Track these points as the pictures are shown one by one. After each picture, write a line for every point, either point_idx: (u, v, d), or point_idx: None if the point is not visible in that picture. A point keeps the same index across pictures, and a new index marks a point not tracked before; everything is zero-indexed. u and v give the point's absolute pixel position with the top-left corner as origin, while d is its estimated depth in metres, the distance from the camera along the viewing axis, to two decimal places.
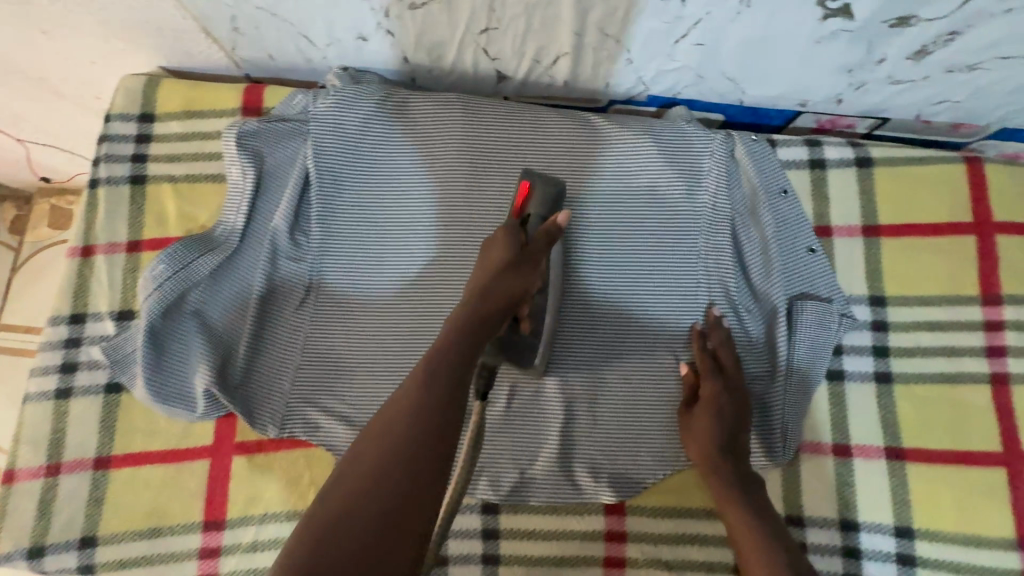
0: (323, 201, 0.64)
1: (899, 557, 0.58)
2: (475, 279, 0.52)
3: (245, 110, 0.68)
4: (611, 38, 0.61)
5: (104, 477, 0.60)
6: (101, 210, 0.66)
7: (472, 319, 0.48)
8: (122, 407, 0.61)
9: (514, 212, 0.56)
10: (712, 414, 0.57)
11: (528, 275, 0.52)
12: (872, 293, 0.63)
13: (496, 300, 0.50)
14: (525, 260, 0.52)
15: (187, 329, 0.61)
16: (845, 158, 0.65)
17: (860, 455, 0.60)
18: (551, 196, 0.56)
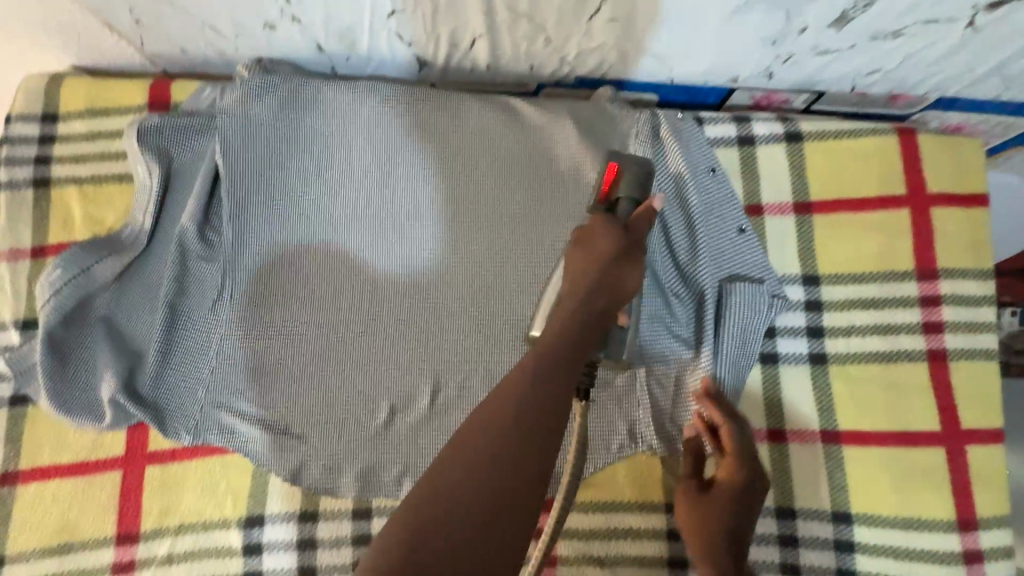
0: (234, 198, 0.62)
1: (837, 544, 0.56)
2: (585, 258, 0.47)
3: (152, 106, 0.65)
4: (523, 16, 0.59)
5: (11, 493, 0.58)
6: (3, 216, 0.63)
7: (583, 309, 0.44)
8: (26, 421, 0.59)
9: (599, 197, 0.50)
10: (732, 500, 0.53)
11: (634, 262, 0.47)
12: (805, 273, 0.61)
13: (607, 290, 0.45)
14: (635, 241, 0.47)
15: (92, 335, 0.59)
16: (774, 134, 0.63)
17: (795, 440, 0.58)
18: (641, 177, 0.50)
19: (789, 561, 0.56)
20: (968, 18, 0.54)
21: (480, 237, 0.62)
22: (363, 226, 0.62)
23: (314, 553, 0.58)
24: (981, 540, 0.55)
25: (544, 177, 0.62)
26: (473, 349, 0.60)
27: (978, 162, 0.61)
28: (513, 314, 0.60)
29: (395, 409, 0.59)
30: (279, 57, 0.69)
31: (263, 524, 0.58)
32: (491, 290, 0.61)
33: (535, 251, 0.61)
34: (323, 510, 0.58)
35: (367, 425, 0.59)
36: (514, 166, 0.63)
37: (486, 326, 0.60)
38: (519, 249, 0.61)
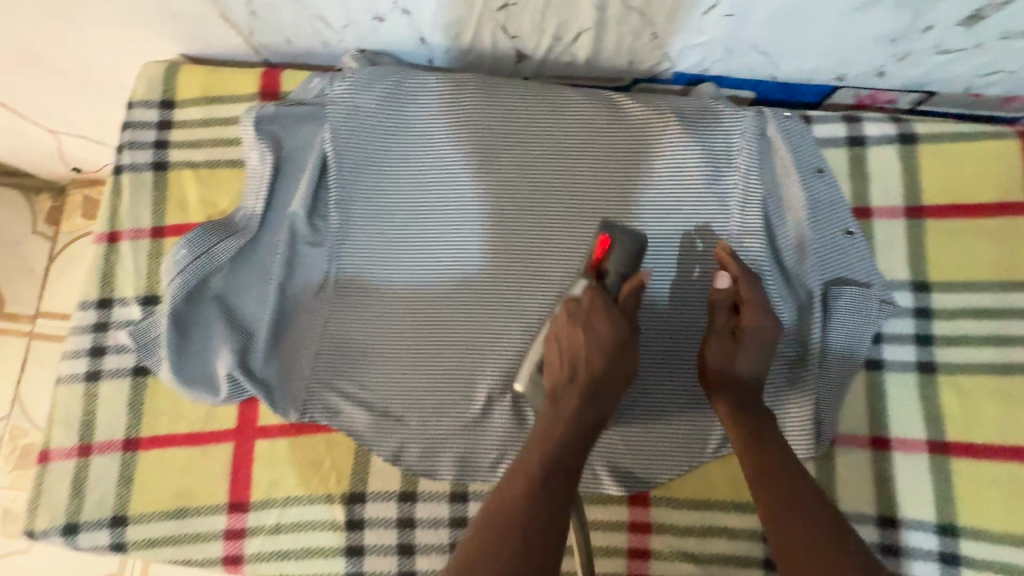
0: (341, 186, 0.64)
1: (941, 555, 0.55)
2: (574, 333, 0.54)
3: (264, 95, 0.68)
4: (636, 11, 0.58)
5: (133, 458, 0.61)
6: (125, 197, 0.66)
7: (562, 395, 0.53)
8: (148, 391, 0.62)
9: (592, 264, 0.56)
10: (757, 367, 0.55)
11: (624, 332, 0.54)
12: (914, 278, 0.59)
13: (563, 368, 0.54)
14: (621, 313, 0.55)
15: (209, 313, 0.61)
16: (887, 134, 0.61)
17: (899, 448, 0.57)
18: (632, 249, 0.55)
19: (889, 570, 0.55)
20: None
21: (579, 232, 0.62)
22: (464, 217, 0.63)
23: (413, 531, 0.60)
24: None
25: (644, 174, 0.63)
26: None
27: None
28: None
29: (493, 398, 0.60)
30: (380, 48, 0.70)
31: (365, 501, 0.60)
32: None
33: None
34: (421, 490, 0.60)
35: (465, 411, 0.60)
36: (615, 162, 0.63)
37: None
38: None
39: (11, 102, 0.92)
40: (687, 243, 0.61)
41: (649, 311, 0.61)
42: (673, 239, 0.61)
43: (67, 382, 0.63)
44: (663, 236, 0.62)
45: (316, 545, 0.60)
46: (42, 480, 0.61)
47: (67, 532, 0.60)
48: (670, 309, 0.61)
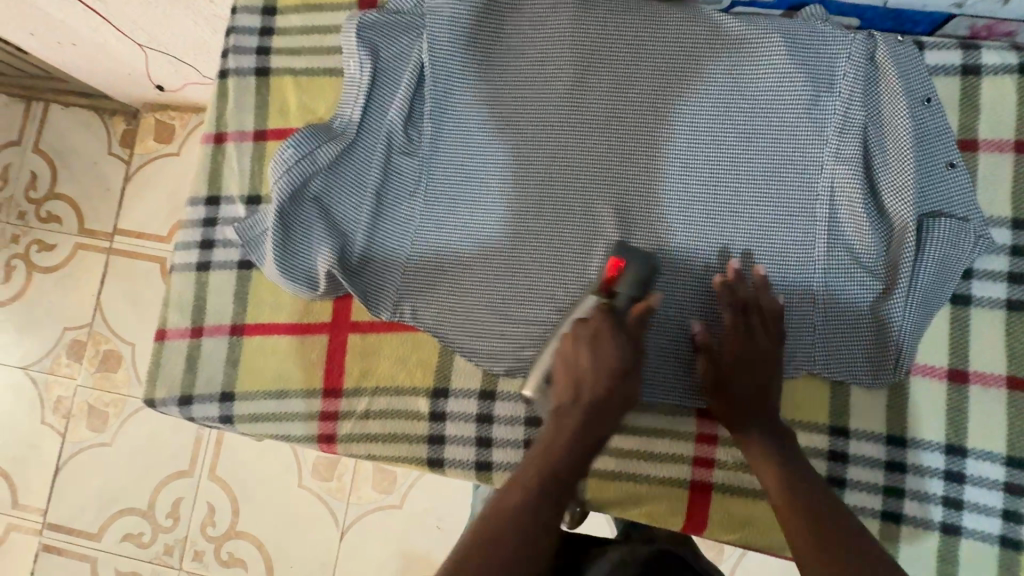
0: (436, 97, 0.65)
1: (1007, 486, 0.56)
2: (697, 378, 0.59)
3: (361, 5, 0.69)
4: None
5: (239, 342, 0.67)
6: (230, 100, 0.70)
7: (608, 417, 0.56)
8: (253, 283, 0.68)
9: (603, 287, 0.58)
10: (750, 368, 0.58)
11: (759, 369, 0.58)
12: (1015, 216, 0.58)
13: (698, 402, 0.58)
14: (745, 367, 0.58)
15: (309, 214, 0.65)
16: (1006, 63, 0.59)
17: (976, 382, 0.57)
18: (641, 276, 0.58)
19: (952, 496, 0.57)
20: None
21: (668, 153, 0.63)
22: (553, 132, 0.64)
23: (491, 426, 0.64)
24: None
25: (740, 97, 0.62)
26: (655, 260, 0.62)
27: None
28: (696, 231, 0.62)
29: None
30: None
31: (447, 397, 0.65)
32: (677, 205, 0.62)
33: (725, 171, 0.62)
34: (500, 390, 0.65)
35: (546, 321, 0.63)
36: (711, 84, 0.62)
37: (669, 239, 0.62)
38: (706, 169, 0.62)
39: (104, 13, 0.95)
40: (778, 170, 0.61)
41: (734, 235, 0.61)
42: (765, 165, 0.61)
43: (180, 271, 0.68)
44: (754, 162, 0.61)
45: (401, 432, 0.65)
46: (159, 356, 0.67)
47: (182, 403, 0.67)
48: (756, 234, 0.61)
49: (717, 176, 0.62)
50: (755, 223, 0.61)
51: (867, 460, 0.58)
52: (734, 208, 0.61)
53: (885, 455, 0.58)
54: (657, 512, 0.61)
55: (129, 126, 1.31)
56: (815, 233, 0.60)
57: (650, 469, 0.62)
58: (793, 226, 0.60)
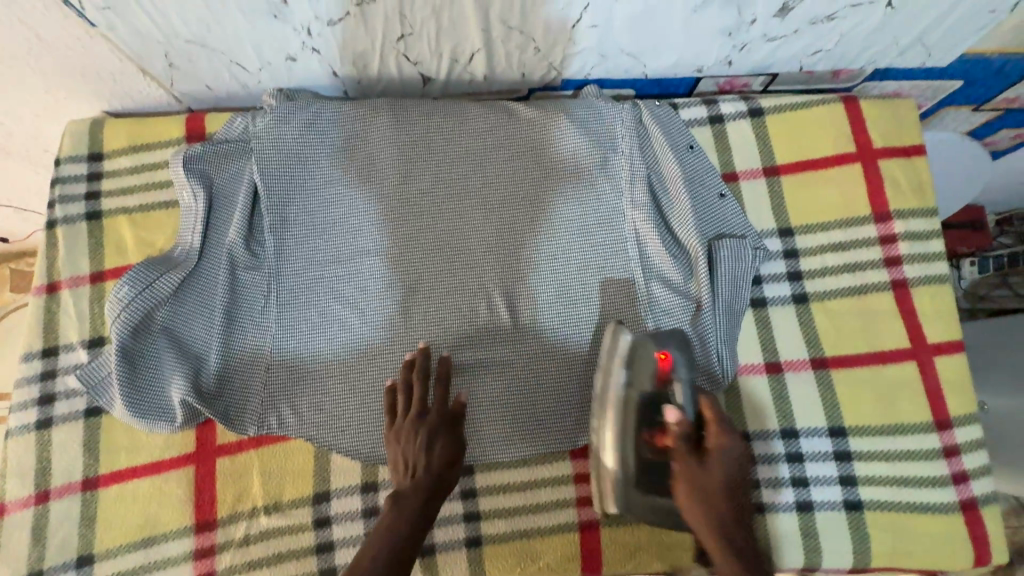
0: (274, 212, 0.69)
1: (837, 455, 0.64)
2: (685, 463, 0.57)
3: (189, 138, 0.73)
4: (515, 29, 0.68)
5: (94, 497, 0.63)
6: (61, 247, 0.69)
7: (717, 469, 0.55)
8: (103, 429, 0.64)
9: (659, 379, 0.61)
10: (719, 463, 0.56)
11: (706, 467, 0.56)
12: (780, 226, 0.70)
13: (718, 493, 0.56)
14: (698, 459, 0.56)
15: (157, 346, 0.64)
16: (739, 110, 0.73)
17: (789, 370, 0.66)
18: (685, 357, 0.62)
19: (797, 474, 0.64)
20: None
21: (495, 225, 0.70)
22: (391, 224, 0.70)
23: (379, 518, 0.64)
24: (957, 437, 0.64)
25: (546, 168, 0.71)
26: (504, 320, 0.68)
27: (913, 120, 0.72)
28: (534, 287, 0.68)
29: None
30: (297, 85, 0.77)
31: (330, 499, 0.64)
32: (514, 268, 0.69)
33: (547, 231, 0.69)
34: (382, 479, 0.65)
35: None
36: (521, 162, 0.71)
37: (512, 300, 0.68)
38: (531, 233, 0.70)
39: None
40: (590, 222, 0.69)
41: (567, 285, 0.68)
42: (580, 220, 0.70)
43: (17, 434, 0.64)
44: (570, 219, 0.70)
45: (286, 548, 0.62)
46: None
47: None
48: (584, 281, 0.68)
49: (542, 236, 0.69)
50: (582, 273, 0.68)
51: None
52: (563, 263, 0.69)
53: None
54: (554, 562, 0.63)
55: None
56: (633, 270, 0.68)
57: (540, 521, 0.64)
58: (612, 270, 0.68)
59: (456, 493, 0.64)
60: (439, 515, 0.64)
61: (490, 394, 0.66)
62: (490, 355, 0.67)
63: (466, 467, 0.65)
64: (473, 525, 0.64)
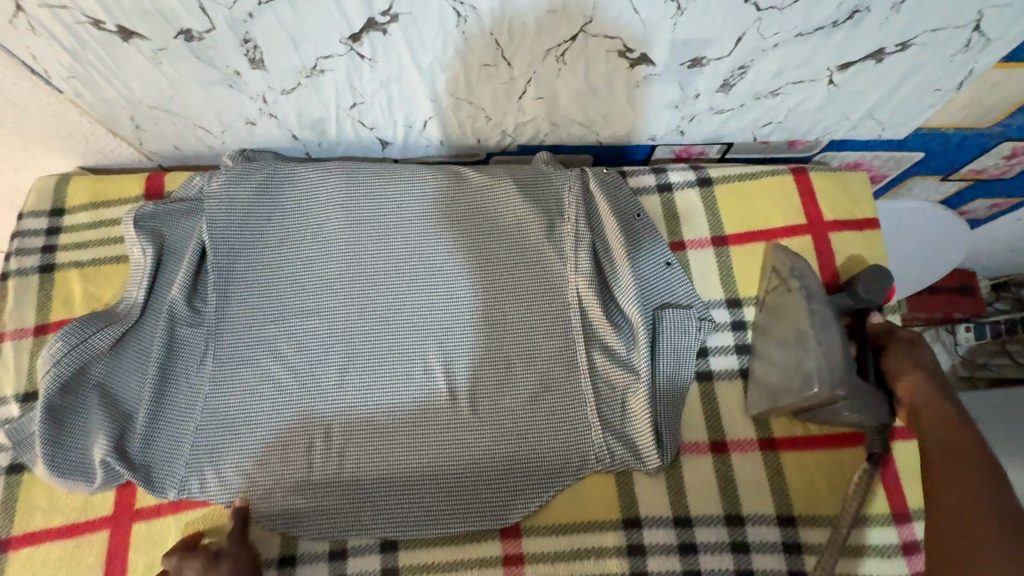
0: (219, 270, 0.70)
1: (786, 547, 0.59)
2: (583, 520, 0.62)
3: (148, 196, 0.75)
4: (463, 100, 0.70)
5: (3, 560, 0.60)
6: (10, 300, 0.70)
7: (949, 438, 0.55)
8: (23, 487, 0.63)
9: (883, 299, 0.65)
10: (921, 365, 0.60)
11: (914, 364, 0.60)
12: (728, 296, 0.69)
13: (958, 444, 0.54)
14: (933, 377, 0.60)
15: (85, 402, 0.64)
16: (688, 180, 0.73)
17: (735, 449, 0.63)
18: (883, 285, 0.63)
19: (742, 567, 0.59)
20: (827, 77, 0.66)
21: (437, 290, 0.70)
22: (333, 286, 0.70)
23: None
24: (917, 532, 0.59)
25: (491, 233, 0.71)
26: (439, 386, 0.66)
27: (865, 193, 0.72)
28: (472, 353, 0.67)
29: (369, 448, 0.64)
30: (259, 146, 0.80)
31: None
32: (453, 332, 0.68)
33: (489, 297, 0.69)
34: (301, 552, 0.62)
35: (343, 466, 0.64)
36: (467, 228, 0.71)
37: (450, 365, 0.67)
38: (471, 298, 0.69)
39: None
40: (533, 289, 0.69)
41: (506, 352, 0.67)
42: (524, 286, 0.69)
43: None
44: (513, 285, 0.69)
45: None
46: None
47: None
48: (524, 349, 0.67)
49: (483, 301, 0.69)
50: (521, 340, 0.67)
51: (661, 547, 0.60)
52: (502, 329, 0.68)
53: (676, 539, 0.60)
54: None
55: None
56: (574, 338, 0.66)
57: None
58: (553, 337, 0.67)
59: (377, 572, 0.61)
60: None
61: (420, 464, 0.64)
62: (421, 424, 0.65)
63: (389, 543, 0.62)
64: None
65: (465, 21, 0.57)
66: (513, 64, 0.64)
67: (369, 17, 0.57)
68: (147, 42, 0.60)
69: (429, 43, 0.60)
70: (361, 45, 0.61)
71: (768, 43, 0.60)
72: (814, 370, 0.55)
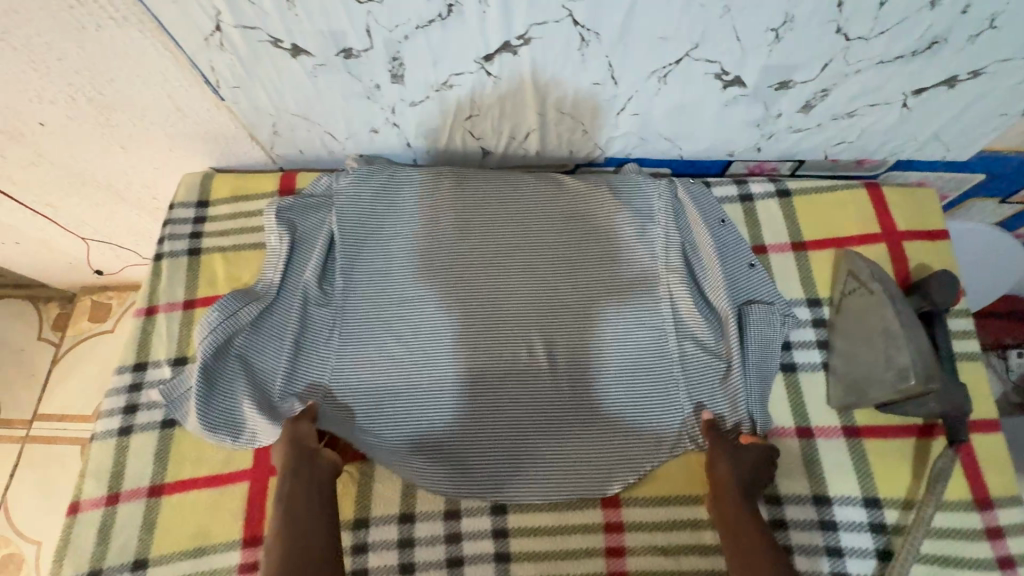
0: (346, 258, 0.78)
1: (872, 526, 0.64)
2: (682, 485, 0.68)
3: (281, 192, 0.85)
4: (567, 114, 0.79)
5: (157, 503, 0.68)
6: (163, 278, 0.80)
7: None
8: (175, 440, 0.71)
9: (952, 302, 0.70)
10: None
11: None
12: (809, 295, 0.75)
13: None
14: None
15: (231, 367, 0.72)
16: (768, 191, 0.80)
17: (820, 435, 0.68)
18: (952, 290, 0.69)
19: (831, 543, 0.64)
20: (901, 100, 0.73)
21: (539, 281, 0.77)
22: (446, 276, 0.78)
23: (413, 550, 0.66)
24: (1000, 518, 0.62)
25: (589, 233, 0.78)
26: (544, 368, 0.73)
27: (935, 207, 0.78)
28: (572, 337, 0.74)
29: (479, 418, 0.71)
30: (375, 152, 0.90)
31: (368, 526, 0.67)
32: (555, 319, 0.75)
33: (586, 289, 0.76)
34: (418, 511, 0.68)
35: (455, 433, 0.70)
36: (567, 228, 0.79)
37: (552, 349, 0.74)
38: (570, 290, 0.76)
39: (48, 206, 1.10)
40: (629, 284, 0.76)
41: (604, 340, 0.73)
42: (619, 280, 0.76)
43: (101, 438, 0.71)
44: (609, 279, 0.76)
45: None
46: (70, 532, 0.67)
47: None
48: (619, 337, 0.73)
49: (581, 293, 0.76)
50: (616, 328, 0.74)
51: None
52: (601, 321, 0.74)
53: (767, 515, 0.65)
54: None
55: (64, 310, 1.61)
56: (666, 329, 0.73)
57: (567, 567, 0.65)
58: (647, 326, 0.73)
59: (488, 532, 0.67)
60: (471, 553, 0.66)
61: (526, 434, 0.70)
62: (525, 399, 0.71)
63: (499, 506, 0.68)
64: (502, 565, 0.65)
65: (587, 45, 0.66)
66: (619, 84, 0.73)
67: (505, 40, 0.66)
68: (310, 58, 0.70)
69: (550, 63, 0.69)
70: (491, 63, 0.70)
71: (852, 68, 0.68)
72: (908, 364, 0.61)
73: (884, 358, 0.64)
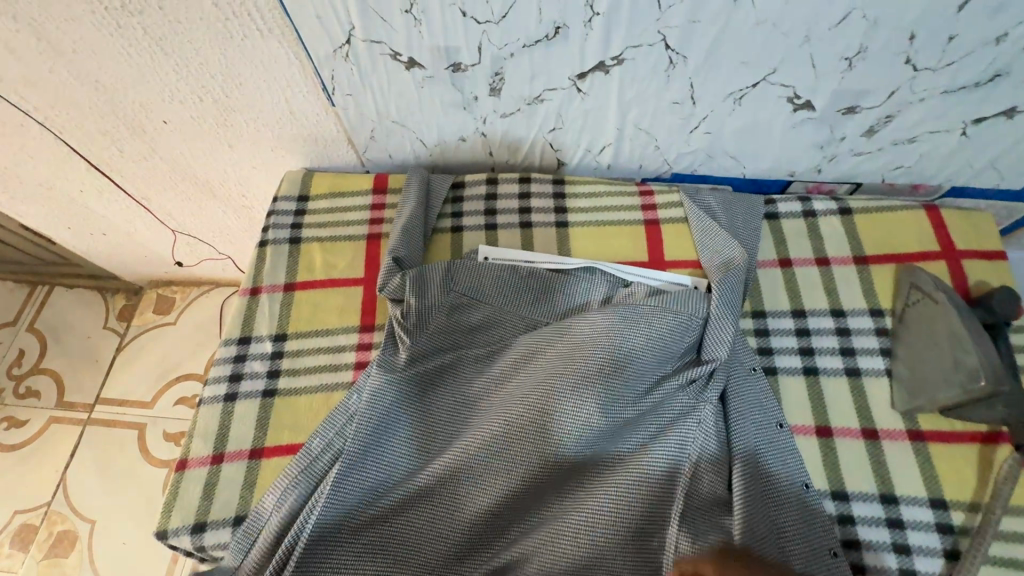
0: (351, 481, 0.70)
1: (939, 527, 0.66)
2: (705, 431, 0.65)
3: (375, 191, 0.93)
4: (643, 130, 0.86)
5: (257, 465, 0.73)
6: (268, 262, 0.87)
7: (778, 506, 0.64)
8: (274, 408, 0.77)
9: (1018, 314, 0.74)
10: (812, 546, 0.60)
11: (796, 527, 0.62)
12: (871, 307, 0.78)
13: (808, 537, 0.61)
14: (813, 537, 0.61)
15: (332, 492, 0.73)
16: (830, 209, 0.85)
17: (886, 437, 0.71)
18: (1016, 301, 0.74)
19: (900, 541, 0.66)
20: (961, 128, 0.78)
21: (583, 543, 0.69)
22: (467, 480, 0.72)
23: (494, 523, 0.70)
24: None
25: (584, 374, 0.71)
26: None
27: (993, 231, 0.82)
28: None
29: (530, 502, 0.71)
30: (458, 160, 0.98)
31: None
32: None
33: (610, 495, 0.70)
34: None
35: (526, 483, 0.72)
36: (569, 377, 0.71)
37: None
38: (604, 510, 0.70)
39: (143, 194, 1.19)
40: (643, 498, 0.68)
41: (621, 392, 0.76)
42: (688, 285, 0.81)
43: (208, 403, 0.77)
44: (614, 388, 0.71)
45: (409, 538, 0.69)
46: (178, 486, 0.72)
47: (195, 531, 0.70)
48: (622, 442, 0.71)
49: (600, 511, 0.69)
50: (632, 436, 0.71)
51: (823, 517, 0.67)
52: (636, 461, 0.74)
53: (836, 511, 0.68)
54: None
55: (129, 300, 1.70)
56: None
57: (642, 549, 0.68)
58: None
59: None
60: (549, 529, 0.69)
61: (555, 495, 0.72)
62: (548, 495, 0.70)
63: None
64: None
65: (674, 67, 0.74)
66: (696, 104, 0.80)
67: (600, 60, 0.74)
68: (421, 70, 0.79)
69: (636, 82, 0.77)
70: (583, 81, 0.78)
71: (917, 96, 0.74)
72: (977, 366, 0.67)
73: (947, 362, 0.70)
